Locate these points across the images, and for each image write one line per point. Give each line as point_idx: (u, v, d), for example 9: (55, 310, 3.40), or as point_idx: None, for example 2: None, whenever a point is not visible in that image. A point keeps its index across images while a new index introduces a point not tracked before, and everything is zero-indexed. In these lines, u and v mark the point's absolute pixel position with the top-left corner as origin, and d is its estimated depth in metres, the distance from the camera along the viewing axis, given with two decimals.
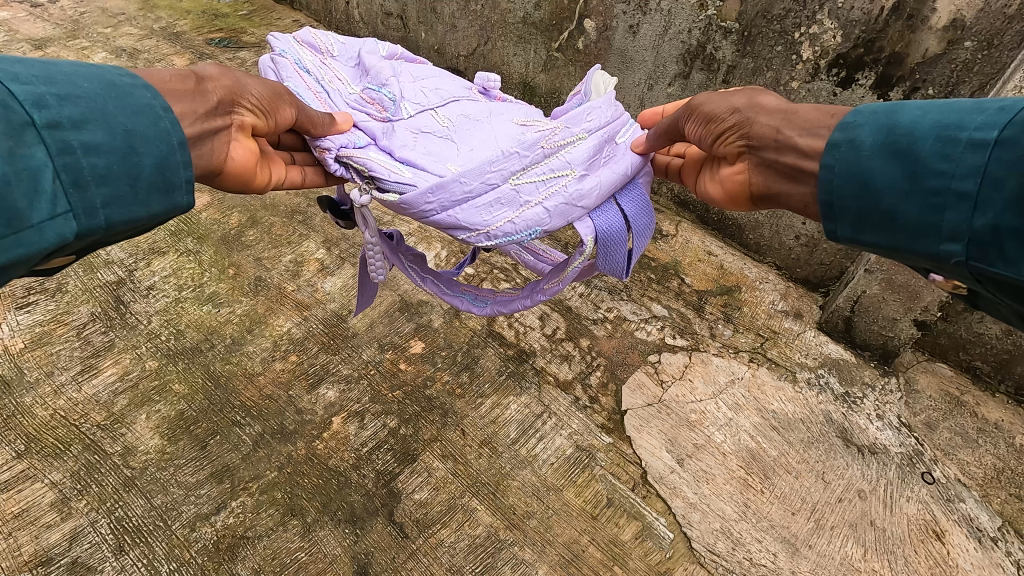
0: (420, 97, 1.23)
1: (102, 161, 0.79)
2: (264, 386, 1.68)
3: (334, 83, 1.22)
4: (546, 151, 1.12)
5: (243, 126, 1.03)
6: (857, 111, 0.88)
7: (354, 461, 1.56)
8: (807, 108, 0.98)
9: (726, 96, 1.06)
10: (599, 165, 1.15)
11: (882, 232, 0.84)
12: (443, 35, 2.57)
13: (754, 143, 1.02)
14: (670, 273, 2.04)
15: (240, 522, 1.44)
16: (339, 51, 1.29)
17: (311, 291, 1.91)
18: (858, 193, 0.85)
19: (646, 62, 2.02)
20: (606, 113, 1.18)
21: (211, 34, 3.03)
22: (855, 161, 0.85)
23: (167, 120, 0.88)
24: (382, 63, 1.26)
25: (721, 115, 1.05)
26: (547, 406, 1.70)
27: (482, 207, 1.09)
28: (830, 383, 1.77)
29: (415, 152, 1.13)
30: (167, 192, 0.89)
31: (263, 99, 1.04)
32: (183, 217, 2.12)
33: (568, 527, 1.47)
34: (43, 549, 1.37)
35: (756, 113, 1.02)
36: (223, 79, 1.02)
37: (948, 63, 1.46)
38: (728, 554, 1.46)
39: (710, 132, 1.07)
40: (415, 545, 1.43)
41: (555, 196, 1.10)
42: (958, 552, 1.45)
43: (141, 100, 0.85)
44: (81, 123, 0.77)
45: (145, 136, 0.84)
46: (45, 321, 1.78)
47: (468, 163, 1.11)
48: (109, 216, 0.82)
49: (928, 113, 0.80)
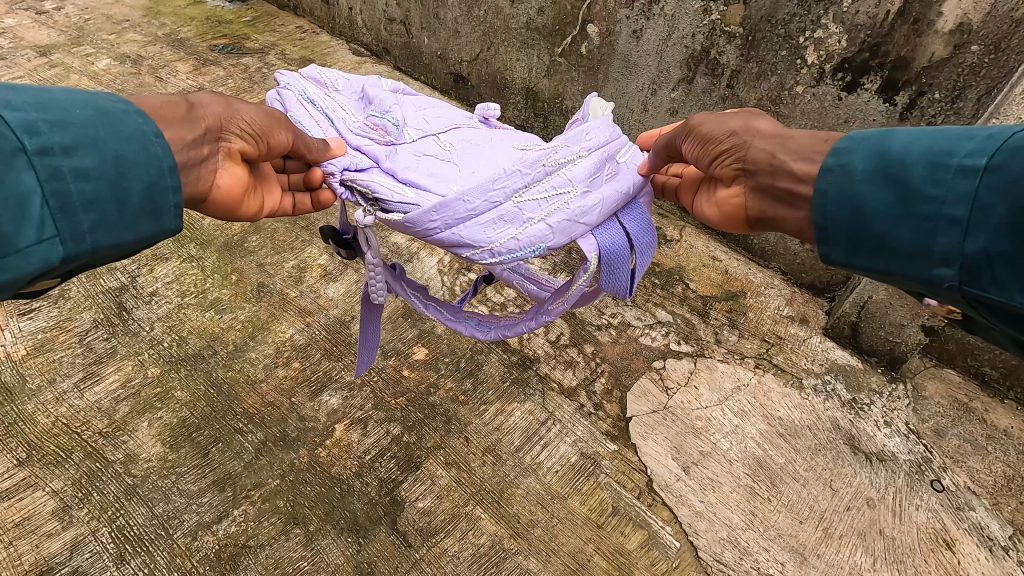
0: (423, 123, 1.22)
1: (91, 186, 0.79)
2: (266, 393, 1.67)
3: (336, 111, 1.21)
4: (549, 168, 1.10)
5: (231, 151, 1.02)
6: (849, 137, 0.87)
7: (357, 469, 1.54)
8: (802, 134, 0.97)
9: (724, 119, 1.05)
10: (600, 182, 1.14)
11: (875, 257, 0.82)
12: (445, 41, 2.58)
13: (750, 167, 1.00)
14: (674, 278, 2.03)
15: (242, 531, 1.43)
16: (344, 85, 1.27)
17: (315, 297, 1.90)
18: (851, 217, 0.83)
19: (650, 67, 2.02)
20: (605, 133, 1.18)
21: (215, 40, 3.04)
22: (848, 186, 0.83)
23: (159, 145, 0.87)
24: (385, 92, 1.25)
25: (717, 137, 1.04)
26: (552, 413, 1.68)
27: (486, 225, 1.08)
28: (837, 389, 1.75)
29: (415, 174, 1.12)
30: (156, 216, 0.88)
31: (255, 125, 1.03)
32: (186, 223, 2.11)
33: (573, 536, 1.46)
34: (43, 559, 1.36)
35: (753, 136, 1.01)
36: (215, 107, 1.02)
37: (954, 67, 1.45)
38: (735, 563, 1.44)
39: (706, 152, 1.06)
40: (418, 555, 1.42)
41: (558, 213, 1.09)
42: (969, 561, 1.43)
43: (135, 127, 0.85)
44: (71, 149, 0.77)
45: (135, 160, 0.84)
46: (48, 328, 1.78)
47: (472, 183, 1.10)
48: (97, 241, 0.81)
49: (917, 138, 0.79)
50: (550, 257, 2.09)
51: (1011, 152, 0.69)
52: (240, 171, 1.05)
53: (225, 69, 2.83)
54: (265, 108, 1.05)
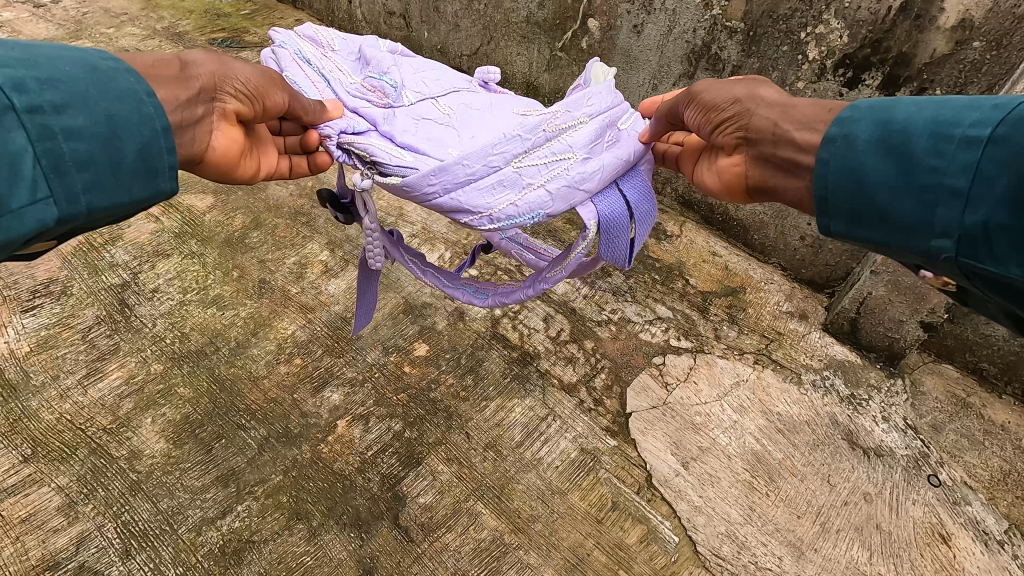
0: (421, 86, 1.21)
1: (83, 146, 0.79)
2: (269, 390, 1.68)
3: (333, 73, 1.20)
4: (549, 134, 1.11)
5: (226, 111, 1.02)
6: (853, 106, 0.86)
7: (359, 464, 1.56)
8: (804, 102, 0.97)
9: (727, 86, 1.05)
10: (601, 149, 1.15)
11: (875, 229, 0.83)
12: (445, 34, 2.57)
13: (752, 136, 1.01)
14: (674, 273, 2.04)
15: (245, 526, 1.44)
16: (340, 46, 1.27)
17: (316, 294, 1.91)
18: (852, 188, 0.84)
19: (651, 62, 2.01)
20: (607, 99, 1.18)
21: (214, 34, 3.02)
22: (849, 156, 0.84)
23: (150, 104, 0.87)
24: (387, 56, 1.25)
25: (718, 104, 1.04)
26: (552, 408, 1.69)
27: (486, 189, 1.09)
28: (836, 385, 1.76)
29: (416, 138, 1.11)
30: (150, 177, 0.89)
31: (251, 84, 1.03)
32: (187, 219, 2.11)
33: (573, 530, 1.47)
34: (50, 554, 1.37)
35: (756, 105, 1.01)
36: (210, 65, 1.01)
37: (956, 63, 1.45)
38: (733, 558, 1.45)
39: (705, 121, 1.07)
40: (420, 549, 1.43)
41: (557, 179, 1.10)
42: (965, 556, 1.44)
43: (127, 86, 0.85)
44: (62, 107, 0.78)
45: (126, 120, 0.84)
46: (51, 324, 1.78)
47: (473, 146, 1.10)
48: (91, 201, 0.82)
49: (922, 109, 0.79)
50: None
51: (1015, 123, 0.69)
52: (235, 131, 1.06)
53: None
54: (261, 67, 1.05)
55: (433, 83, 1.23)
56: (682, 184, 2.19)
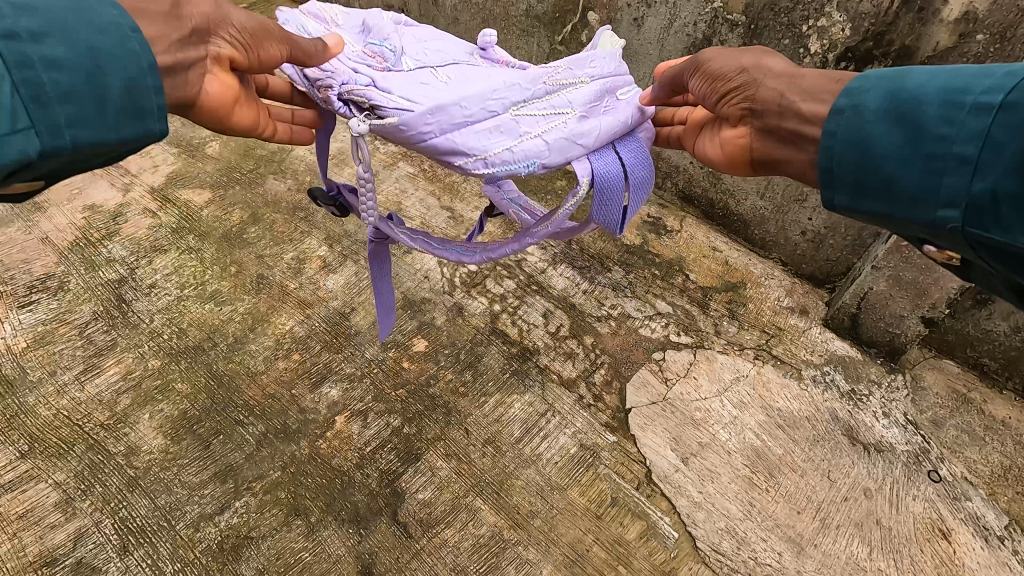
0: (422, 56, 1.19)
1: (64, 78, 0.80)
2: (267, 385, 1.67)
3: (333, 31, 1.17)
4: (550, 93, 1.13)
5: (219, 56, 1.02)
6: (862, 77, 0.86)
7: (358, 460, 1.55)
8: (807, 73, 0.98)
9: (733, 54, 1.05)
10: (599, 112, 1.15)
11: (880, 200, 0.84)
12: (444, 28, 2.55)
13: (758, 107, 1.00)
14: (674, 269, 2.03)
15: (243, 522, 1.44)
16: (344, 21, 1.22)
17: (314, 289, 1.90)
18: (857, 158, 0.84)
19: (651, 55, 2.00)
20: (607, 67, 1.21)
21: None
22: (856, 126, 0.84)
23: (136, 38, 0.87)
24: (391, 20, 1.23)
25: (721, 74, 1.04)
26: (551, 404, 1.69)
27: (482, 133, 1.08)
28: (836, 380, 1.76)
29: (419, 90, 1.10)
30: (137, 116, 0.90)
31: (246, 30, 1.03)
32: (184, 214, 2.09)
33: (572, 526, 1.47)
34: (47, 550, 1.37)
35: (764, 75, 1.00)
36: (206, 6, 1.01)
37: (959, 56, 1.44)
38: (733, 553, 1.45)
39: (706, 90, 1.06)
40: (419, 545, 1.43)
41: (554, 130, 1.10)
42: (965, 551, 1.44)
43: (111, 19, 0.86)
44: (41, 38, 0.78)
45: (110, 53, 0.84)
46: (47, 320, 1.77)
47: (472, 91, 1.10)
48: (77, 136, 0.83)
49: (933, 78, 0.79)
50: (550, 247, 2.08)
51: None
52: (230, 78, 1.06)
53: None
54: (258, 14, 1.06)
55: (434, 48, 1.22)
56: (682, 178, 2.19)
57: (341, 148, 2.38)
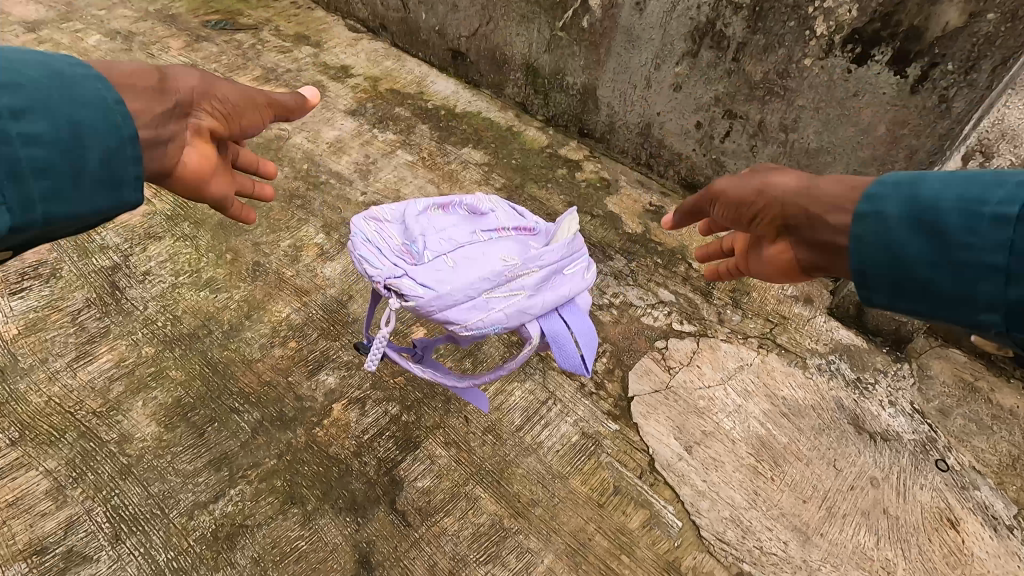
0: (441, 244, 1.30)
1: (41, 152, 0.85)
2: (263, 373, 1.65)
3: (376, 226, 1.33)
4: (523, 265, 1.26)
5: (199, 126, 1.12)
6: (880, 182, 0.89)
7: (355, 448, 1.52)
8: (820, 178, 1.00)
9: (745, 178, 1.10)
10: (549, 287, 1.28)
11: (919, 301, 0.85)
12: (444, 15, 2.52)
13: (791, 223, 1.02)
14: (677, 257, 2.00)
15: (238, 510, 1.41)
16: (390, 217, 1.37)
17: (311, 276, 1.87)
18: (888, 266, 0.86)
19: (653, 40, 1.97)
20: (557, 253, 1.29)
21: (207, 16, 2.96)
22: (884, 233, 0.86)
23: (120, 112, 0.95)
24: (429, 205, 1.39)
25: (745, 200, 1.09)
26: (552, 392, 1.66)
27: (461, 309, 1.22)
28: (841, 369, 1.73)
29: (432, 275, 1.24)
30: (113, 186, 0.96)
31: (225, 103, 1.16)
32: (180, 200, 2.06)
33: (574, 515, 1.44)
34: (38, 538, 1.34)
35: (783, 193, 1.03)
36: (194, 80, 1.12)
37: (969, 36, 1.40)
38: (737, 543, 1.42)
39: (739, 216, 1.12)
40: (418, 534, 1.40)
41: (510, 304, 1.23)
42: (973, 540, 1.42)
43: (96, 93, 0.93)
44: (23, 114, 0.84)
45: (93, 126, 0.91)
46: (39, 307, 1.74)
47: (462, 271, 1.25)
48: (49, 209, 0.88)
49: (949, 185, 0.82)
50: None
51: None
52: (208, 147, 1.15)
53: (217, 45, 2.76)
54: (237, 84, 1.19)
55: (457, 223, 1.36)
56: (684, 166, 2.16)
57: (339, 136, 2.35)
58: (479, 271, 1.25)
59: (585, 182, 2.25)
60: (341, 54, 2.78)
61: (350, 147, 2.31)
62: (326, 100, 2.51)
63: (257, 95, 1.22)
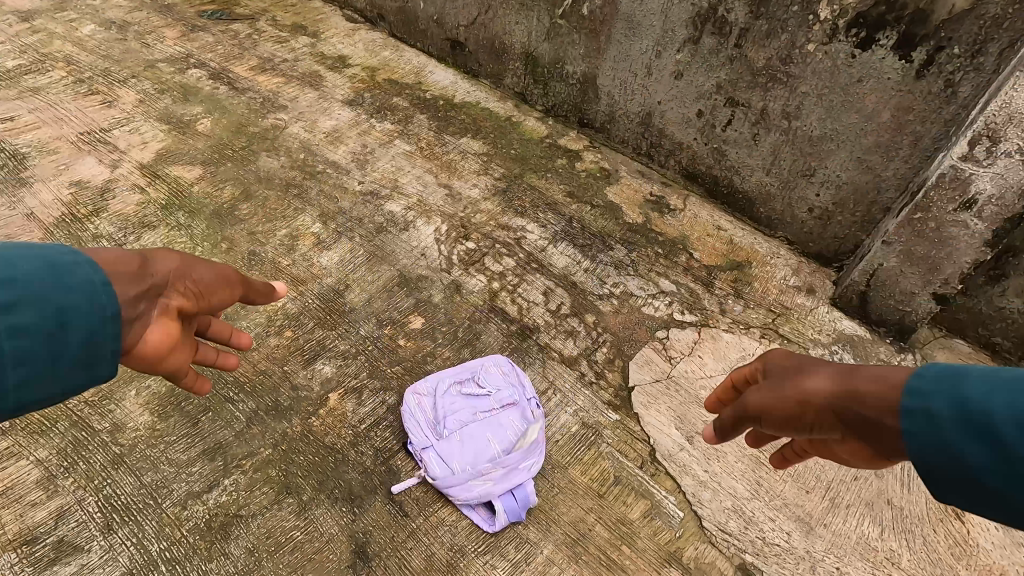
0: (458, 420, 1.49)
1: (24, 342, 0.76)
2: (258, 362, 1.62)
3: (418, 397, 1.55)
4: (503, 459, 1.41)
5: (167, 306, 0.94)
6: (916, 380, 0.74)
7: (352, 438, 1.50)
8: (864, 376, 0.80)
9: (777, 386, 0.89)
10: (516, 475, 1.40)
11: (1006, 513, 0.67)
12: (443, 4, 2.49)
13: (848, 425, 0.81)
14: (678, 247, 1.98)
15: (232, 501, 1.38)
16: (432, 386, 1.57)
17: (308, 266, 1.85)
18: (953, 480, 0.69)
19: (654, 27, 1.94)
20: (519, 468, 1.41)
21: (203, 6, 2.93)
22: (935, 441, 0.69)
23: (107, 294, 0.84)
24: (451, 380, 1.58)
25: (791, 416, 0.87)
26: (552, 382, 1.64)
27: (451, 489, 1.39)
28: (844, 359, 1.71)
29: (445, 453, 1.44)
30: (90, 366, 0.84)
31: (199, 284, 1.00)
32: (174, 190, 2.04)
33: (573, 506, 1.42)
34: (28, 528, 1.32)
35: (819, 397, 0.84)
36: (170, 262, 0.97)
37: (976, 19, 1.39)
38: (740, 533, 1.39)
39: (792, 431, 0.89)
40: (415, 524, 1.37)
41: (480, 489, 1.38)
42: (978, 531, 1.40)
43: (83, 278, 0.82)
44: (10, 306, 0.74)
45: (77, 312, 0.81)
46: None
47: (465, 451, 1.44)
48: (19, 397, 0.78)
49: (996, 388, 0.66)
50: (550, 226, 2.02)
51: None
52: (176, 330, 0.94)
53: (213, 35, 2.73)
54: (214, 265, 1.04)
55: (469, 399, 1.53)
56: (685, 156, 2.14)
57: (336, 126, 2.32)
58: (478, 453, 1.43)
59: (585, 172, 2.22)
60: (338, 44, 2.75)
61: (348, 137, 2.28)
62: (323, 90, 2.48)
63: (230, 270, 1.06)
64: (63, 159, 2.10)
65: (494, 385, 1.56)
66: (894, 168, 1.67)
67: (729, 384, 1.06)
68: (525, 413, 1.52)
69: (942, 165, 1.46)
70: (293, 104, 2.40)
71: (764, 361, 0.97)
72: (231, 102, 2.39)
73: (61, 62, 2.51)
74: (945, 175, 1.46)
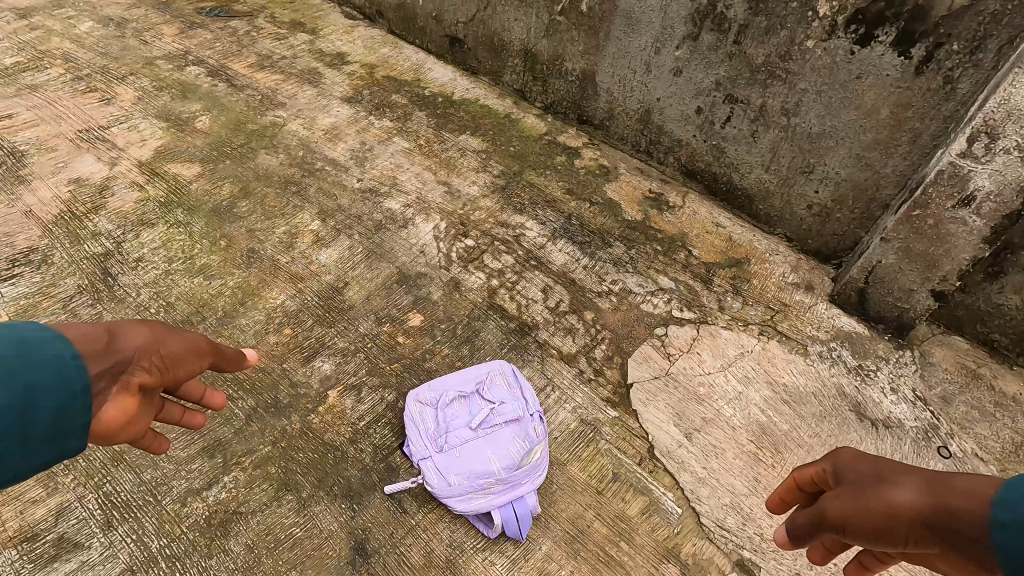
0: (460, 431, 1.45)
1: None
2: (257, 359, 1.63)
3: (420, 408, 1.51)
4: (501, 474, 1.36)
5: (131, 381, 0.84)
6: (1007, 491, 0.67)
7: (351, 436, 1.50)
8: (954, 489, 0.73)
9: (858, 494, 0.80)
10: (520, 485, 1.37)
11: None
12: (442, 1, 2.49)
13: (951, 545, 0.72)
14: (677, 245, 1.98)
15: (232, 498, 1.39)
16: (435, 397, 1.53)
17: (306, 263, 1.86)
18: None
19: (653, 24, 1.94)
20: (523, 477, 1.37)
21: (201, 2, 2.92)
22: None
23: (76, 367, 0.78)
24: (454, 392, 1.53)
25: (879, 531, 0.77)
26: (550, 379, 1.64)
27: (453, 498, 1.36)
28: (843, 356, 1.71)
29: (445, 463, 1.40)
30: (60, 442, 0.77)
31: (169, 357, 0.93)
32: (173, 187, 2.04)
33: (572, 502, 1.42)
34: (28, 525, 1.32)
35: (911, 510, 0.75)
36: (141, 335, 0.90)
37: (975, 15, 1.38)
38: (738, 529, 1.40)
39: (878, 545, 0.79)
40: (414, 521, 1.38)
41: (485, 498, 1.34)
42: None
43: (50, 353, 0.77)
44: None
45: (46, 387, 0.75)
46: (30, 293, 1.72)
47: (463, 464, 1.39)
48: None
49: None
50: (549, 223, 2.02)
51: None
52: (137, 407, 0.84)
53: (212, 32, 2.72)
54: (185, 337, 0.98)
55: (472, 410, 1.49)
56: (684, 153, 2.14)
57: (335, 123, 2.32)
58: (476, 465, 1.38)
59: (584, 169, 2.22)
60: (337, 41, 2.74)
61: (346, 134, 2.28)
62: (322, 87, 2.48)
63: (200, 341, 1.01)
64: (61, 157, 2.10)
65: (497, 398, 1.51)
66: (893, 165, 1.67)
67: (790, 484, 0.94)
68: (527, 429, 1.47)
69: (941, 161, 1.46)
70: (292, 102, 2.40)
71: (831, 461, 0.88)
72: (230, 100, 2.38)
73: (59, 59, 2.51)
74: (944, 172, 1.46)
